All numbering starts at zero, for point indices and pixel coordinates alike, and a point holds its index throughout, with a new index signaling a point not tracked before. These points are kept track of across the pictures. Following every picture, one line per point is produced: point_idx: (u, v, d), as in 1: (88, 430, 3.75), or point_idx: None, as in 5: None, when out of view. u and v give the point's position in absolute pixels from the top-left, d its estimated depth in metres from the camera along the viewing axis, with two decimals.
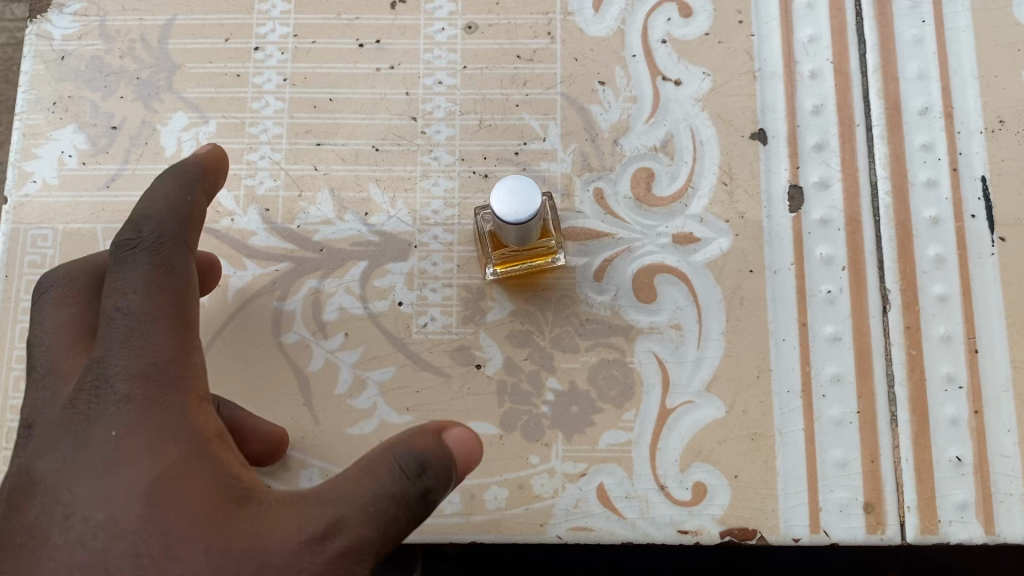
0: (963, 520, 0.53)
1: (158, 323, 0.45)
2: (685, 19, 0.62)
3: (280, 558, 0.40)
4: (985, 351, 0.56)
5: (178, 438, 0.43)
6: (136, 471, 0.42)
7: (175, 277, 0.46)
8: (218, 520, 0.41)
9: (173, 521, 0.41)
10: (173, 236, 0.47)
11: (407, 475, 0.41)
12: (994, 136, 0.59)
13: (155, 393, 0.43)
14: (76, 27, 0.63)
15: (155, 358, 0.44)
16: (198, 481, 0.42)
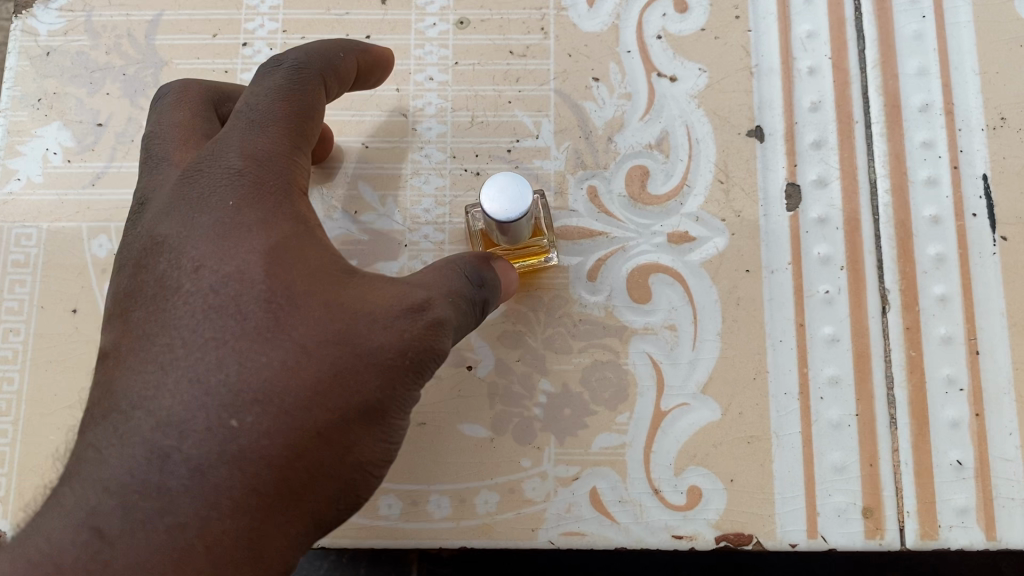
0: (964, 525, 0.52)
1: (280, 132, 0.45)
2: (680, 14, 0.60)
3: (387, 318, 0.42)
4: (987, 352, 0.54)
5: (292, 217, 0.44)
6: (255, 229, 0.42)
7: (305, 98, 0.47)
8: (329, 283, 0.42)
9: (290, 279, 0.42)
10: (317, 76, 0.48)
11: (479, 284, 0.46)
12: (996, 133, 0.58)
13: (266, 180, 0.44)
14: (62, 22, 0.62)
15: (269, 151, 0.44)
16: (311, 257, 0.43)
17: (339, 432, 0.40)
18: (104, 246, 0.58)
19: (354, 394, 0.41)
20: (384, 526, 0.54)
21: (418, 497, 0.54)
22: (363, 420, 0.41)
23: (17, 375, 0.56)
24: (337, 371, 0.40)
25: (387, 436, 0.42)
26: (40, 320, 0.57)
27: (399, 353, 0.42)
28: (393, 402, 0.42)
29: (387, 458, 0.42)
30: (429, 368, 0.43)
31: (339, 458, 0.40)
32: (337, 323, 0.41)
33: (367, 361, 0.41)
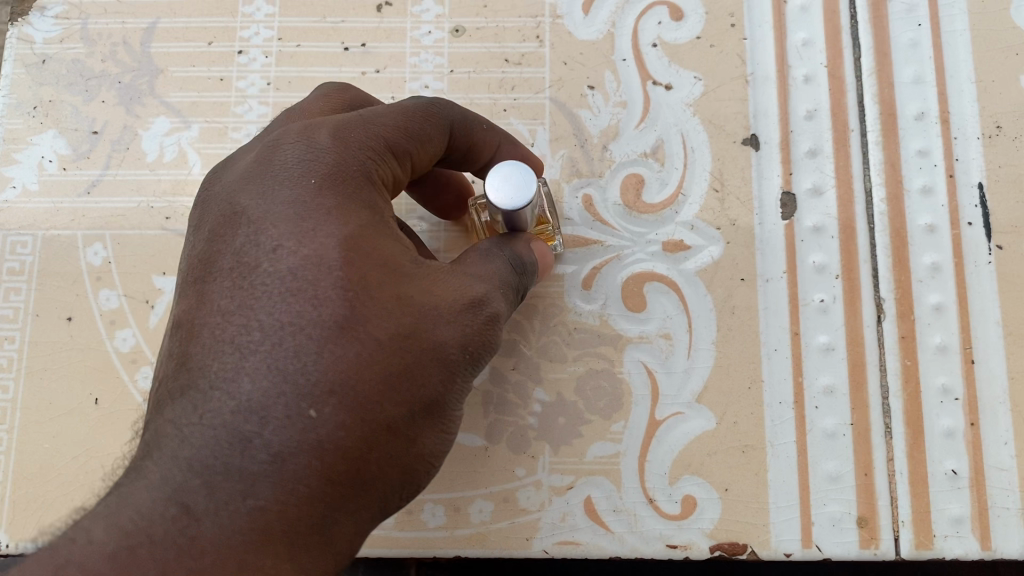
0: (959, 535, 0.52)
1: (388, 133, 0.44)
2: (676, 22, 0.60)
3: (450, 312, 0.42)
4: (982, 361, 0.54)
5: (371, 207, 0.43)
6: (336, 214, 0.41)
7: (429, 119, 0.46)
8: (404, 276, 0.41)
9: (366, 266, 0.41)
10: (445, 109, 0.48)
11: (518, 270, 0.46)
12: (991, 142, 0.58)
13: (356, 169, 0.43)
14: (57, 30, 0.62)
15: (375, 149, 0.44)
16: (383, 246, 0.42)
17: (408, 423, 0.40)
18: (99, 254, 0.58)
19: (423, 386, 0.40)
20: (378, 534, 0.54)
21: (413, 505, 0.54)
22: (429, 412, 0.41)
23: (12, 383, 0.56)
24: (412, 362, 0.40)
25: (446, 427, 0.42)
26: (35, 328, 0.57)
27: (464, 344, 0.41)
28: (453, 392, 0.42)
29: (445, 449, 0.42)
30: (484, 360, 0.43)
31: (406, 449, 0.40)
32: (411, 313, 0.40)
33: (437, 353, 0.41)
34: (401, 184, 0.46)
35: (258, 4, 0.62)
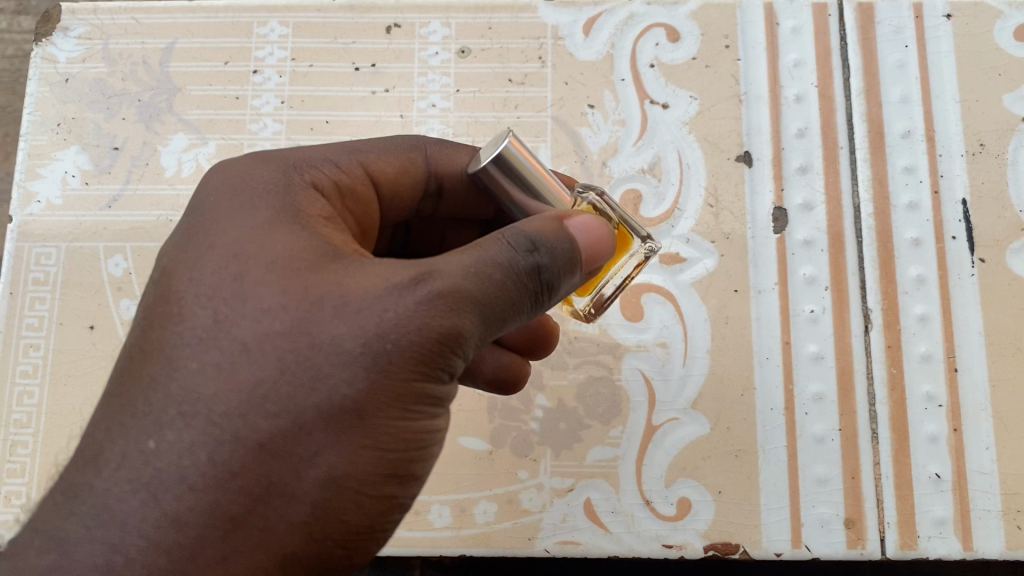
0: (942, 536, 0.54)
1: (337, 153, 0.44)
2: (673, 44, 0.63)
3: (349, 311, 0.35)
4: (965, 370, 0.57)
5: (294, 203, 0.39)
6: (242, 214, 0.39)
7: (389, 143, 0.47)
8: (293, 272, 0.36)
9: (261, 259, 0.37)
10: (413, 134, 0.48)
11: (525, 253, 0.37)
12: (975, 159, 0.60)
13: (283, 175, 0.41)
14: (80, 50, 0.65)
15: (323, 162, 0.43)
16: (298, 236, 0.38)
17: (302, 436, 0.34)
18: (120, 265, 0.61)
19: (319, 393, 0.34)
20: (388, 534, 0.56)
21: (420, 506, 0.56)
22: (332, 425, 0.34)
23: (37, 388, 0.58)
24: (304, 367, 0.35)
25: (367, 441, 0.35)
26: (59, 336, 0.59)
27: (376, 340, 0.34)
28: (373, 399, 0.35)
29: (375, 470, 0.35)
30: (430, 361, 0.35)
31: (302, 468, 0.34)
32: (304, 307, 0.35)
33: (339, 353, 0.34)
34: (367, 203, 0.45)
35: (272, 26, 0.65)
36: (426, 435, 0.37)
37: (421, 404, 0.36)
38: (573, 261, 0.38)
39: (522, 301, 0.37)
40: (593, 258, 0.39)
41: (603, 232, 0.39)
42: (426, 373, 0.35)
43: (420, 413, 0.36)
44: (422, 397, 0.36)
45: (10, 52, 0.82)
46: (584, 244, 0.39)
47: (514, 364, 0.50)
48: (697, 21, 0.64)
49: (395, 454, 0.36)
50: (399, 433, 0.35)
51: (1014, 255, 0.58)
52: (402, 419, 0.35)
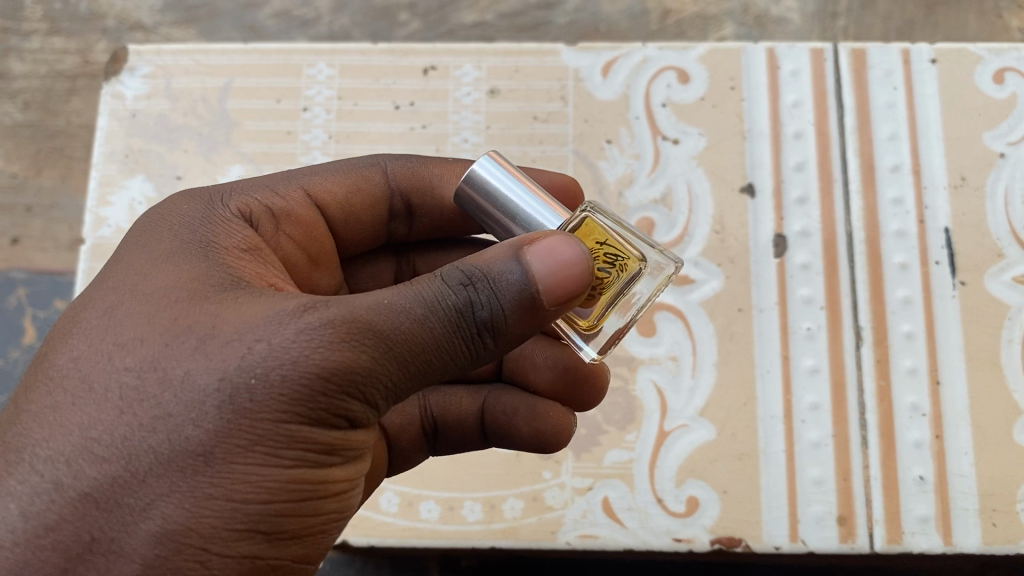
0: (925, 532, 0.60)
1: (277, 182, 0.47)
2: (683, 85, 0.71)
3: (208, 354, 0.34)
4: (947, 383, 0.63)
5: (206, 246, 0.40)
6: (149, 253, 0.40)
7: (338, 167, 0.50)
8: (169, 314, 0.36)
9: (144, 301, 0.37)
10: (368, 158, 0.51)
11: (461, 288, 0.35)
12: (957, 191, 0.67)
13: (208, 218, 0.42)
14: (145, 87, 0.72)
15: (261, 193, 0.46)
16: (194, 276, 0.38)
17: (143, 483, 0.33)
18: None
19: (164, 433, 0.33)
20: (425, 528, 0.62)
21: (454, 503, 0.62)
22: (173, 470, 0.33)
23: None
24: (153, 406, 0.34)
25: (215, 491, 0.33)
26: None
27: (232, 379, 0.33)
28: (226, 444, 0.33)
29: (224, 524, 0.33)
30: (302, 401, 0.34)
31: (134, 518, 0.33)
32: (170, 343, 0.35)
33: (193, 391, 0.33)
34: (312, 228, 0.47)
35: (319, 67, 0.72)
36: (298, 487, 0.35)
37: (290, 451, 0.34)
38: (533, 304, 0.36)
39: (444, 343, 0.35)
40: (561, 293, 0.36)
41: (576, 260, 0.36)
42: (291, 417, 0.34)
43: (287, 464, 0.34)
44: (291, 442, 0.34)
45: (44, 73, 0.85)
46: (547, 274, 0.35)
47: (554, 411, 0.53)
48: (705, 64, 0.71)
49: (252, 507, 0.34)
50: (252, 484, 0.34)
51: (991, 278, 0.65)
52: (262, 466, 0.34)
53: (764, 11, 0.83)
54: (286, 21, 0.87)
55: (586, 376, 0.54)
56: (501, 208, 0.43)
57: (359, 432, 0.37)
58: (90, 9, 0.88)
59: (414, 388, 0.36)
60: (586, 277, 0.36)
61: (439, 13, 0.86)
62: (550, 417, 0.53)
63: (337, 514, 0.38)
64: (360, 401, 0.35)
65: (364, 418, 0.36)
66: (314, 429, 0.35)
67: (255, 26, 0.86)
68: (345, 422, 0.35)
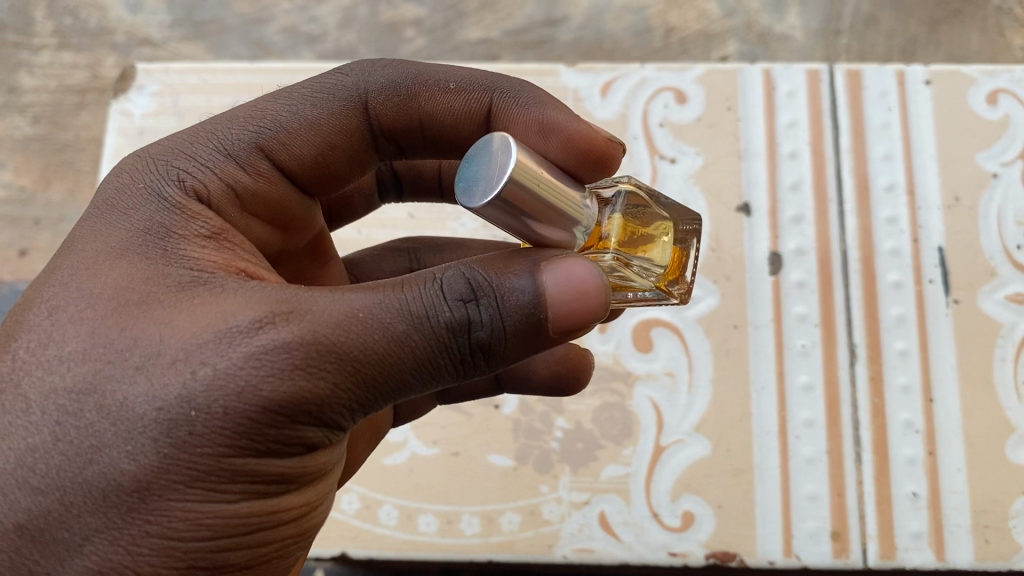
0: (918, 548, 0.61)
1: (232, 145, 0.42)
2: (681, 105, 0.72)
3: (153, 376, 0.33)
4: (940, 400, 0.63)
5: (160, 231, 0.38)
6: (100, 236, 0.37)
7: (311, 113, 0.44)
8: (114, 323, 0.34)
9: (92, 302, 0.35)
10: (343, 97, 0.44)
11: (460, 303, 0.34)
12: (950, 211, 0.68)
13: (164, 194, 0.39)
14: (152, 105, 0.75)
15: (217, 167, 0.41)
16: (145, 269, 0.36)
17: (80, 517, 0.32)
18: None
19: (99, 465, 0.32)
20: (423, 541, 0.63)
21: (452, 516, 0.63)
22: (108, 506, 0.32)
23: None
24: (91, 436, 0.33)
25: (153, 528, 0.33)
26: None
27: (173, 409, 0.32)
28: (165, 478, 0.32)
29: (162, 563, 0.33)
30: (249, 433, 0.33)
31: (70, 554, 0.32)
32: (111, 360, 0.33)
33: (132, 420, 0.32)
34: (282, 201, 0.44)
35: None
36: (246, 520, 0.35)
37: (234, 485, 0.34)
38: (537, 332, 0.35)
39: (421, 365, 0.34)
40: (578, 317, 0.35)
41: (592, 284, 0.35)
42: (236, 451, 0.33)
43: (230, 499, 0.34)
44: (235, 476, 0.34)
45: (53, 87, 0.87)
46: (563, 302, 0.35)
47: (572, 350, 0.54)
48: (702, 84, 0.72)
49: (194, 545, 0.34)
50: (193, 521, 0.33)
51: (984, 297, 0.65)
52: (203, 502, 0.33)
53: (766, 29, 0.84)
54: (293, 37, 0.88)
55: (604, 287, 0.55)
56: (540, 204, 0.35)
57: (317, 456, 0.37)
58: (100, 24, 0.89)
59: (381, 408, 0.35)
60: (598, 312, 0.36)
61: (444, 30, 0.87)
62: (568, 356, 0.54)
63: (293, 539, 0.38)
64: (316, 427, 0.34)
65: (322, 441, 0.35)
66: (262, 458, 0.34)
67: (262, 41, 0.88)
68: (301, 448, 0.35)
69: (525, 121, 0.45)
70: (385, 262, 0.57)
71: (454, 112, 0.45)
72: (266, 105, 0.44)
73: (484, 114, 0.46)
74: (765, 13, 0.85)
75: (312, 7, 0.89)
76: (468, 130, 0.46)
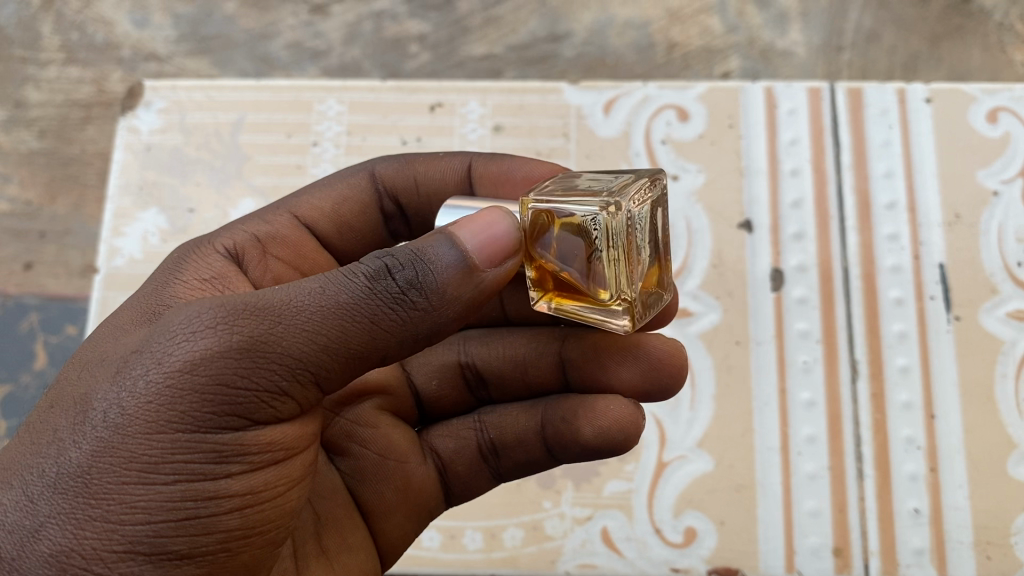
0: (920, 564, 0.61)
1: (266, 212, 0.49)
2: (682, 123, 0.73)
3: (110, 373, 0.34)
4: (942, 417, 0.64)
5: (169, 283, 0.42)
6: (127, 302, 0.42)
7: (329, 184, 0.51)
8: (101, 351, 0.37)
9: (95, 342, 0.39)
10: (357, 171, 0.52)
11: (373, 259, 0.35)
12: (951, 228, 0.68)
13: (190, 251, 0.44)
14: (160, 122, 0.76)
15: (249, 225, 0.48)
16: (143, 312, 0.39)
17: (30, 510, 0.33)
18: None
19: (52, 457, 0.33)
20: (426, 556, 0.63)
21: (455, 531, 0.63)
22: (54, 494, 0.33)
23: None
24: (50, 435, 0.34)
25: (95, 513, 0.33)
26: None
27: (114, 395, 0.33)
28: (103, 461, 0.33)
29: (103, 545, 0.32)
30: (174, 400, 0.33)
31: (21, 547, 0.32)
32: (85, 373, 0.36)
33: (82, 412, 0.34)
34: (302, 245, 0.48)
35: (330, 103, 0.75)
36: (186, 502, 0.33)
37: (166, 465, 0.33)
38: (467, 268, 0.35)
39: (342, 318, 0.34)
40: (490, 254, 0.36)
41: (498, 222, 0.38)
42: (167, 424, 0.33)
43: (167, 479, 0.33)
44: (166, 453, 0.33)
45: (60, 101, 0.88)
46: (476, 238, 0.36)
47: (616, 409, 0.46)
48: (704, 102, 0.73)
49: (135, 529, 0.33)
50: (132, 503, 0.33)
51: (986, 314, 0.66)
52: (140, 482, 0.33)
53: (769, 45, 0.85)
54: (298, 52, 0.89)
55: (644, 355, 0.47)
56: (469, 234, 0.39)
57: (260, 432, 0.35)
58: (106, 40, 0.90)
59: (323, 369, 0.34)
60: (513, 251, 0.38)
61: (448, 45, 0.88)
62: (610, 413, 0.45)
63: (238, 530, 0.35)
64: (249, 389, 0.33)
65: (262, 411, 0.34)
66: (197, 431, 0.33)
67: (267, 56, 0.89)
68: (237, 417, 0.34)
69: (497, 171, 0.50)
70: (435, 350, 0.52)
71: (440, 167, 0.51)
72: (299, 192, 0.52)
73: (467, 170, 0.51)
74: (767, 29, 0.86)
75: (317, 23, 0.90)
76: (455, 186, 0.51)
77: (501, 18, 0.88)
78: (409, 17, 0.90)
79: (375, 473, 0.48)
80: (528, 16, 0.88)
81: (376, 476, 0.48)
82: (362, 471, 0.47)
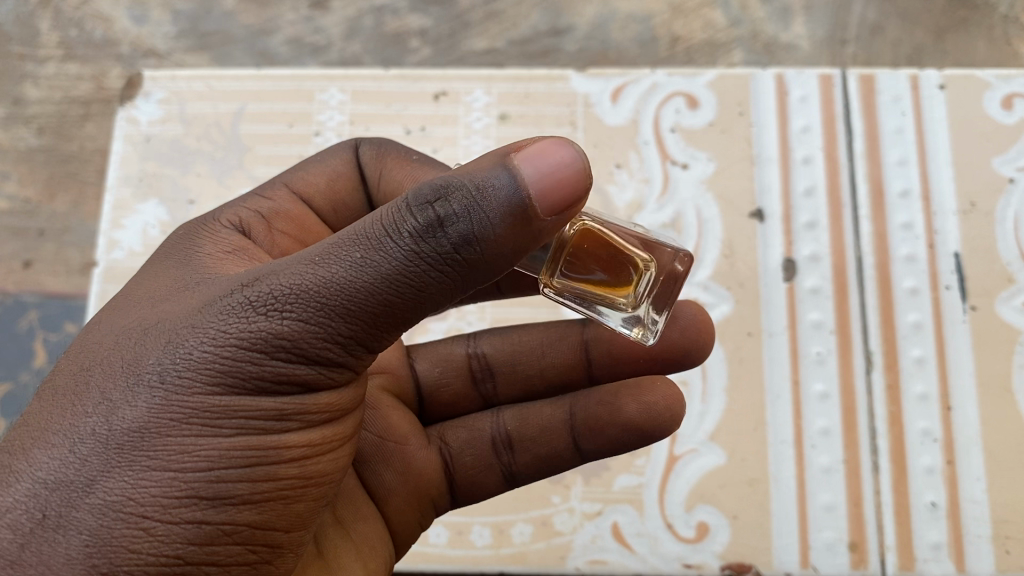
0: (937, 559, 0.59)
1: (262, 188, 0.48)
2: (692, 110, 0.71)
3: (162, 337, 0.34)
4: (958, 408, 0.62)
5: (187, 252, 0.41)
6: (140, 274, 0.42)
7: (322, 161, 0.50)
8: (140, 317, 0.36)
9: (125, 307, 0.38)
10: (343, 146, 0.51)
11: (425, 208, 0.32)
12: (966, 216, 0.67)
13: (200, 228, 0.44)
14: (159, 112, 0.74)
15: (249, 201, 0.47)
16: (173, 279, 0.39)
17: (80, 465, 0.32)
18: None
19: (105, 413, 0.32)
20: (434, 552, 0.62)
21: (462, 527, 0.62)
22: (109, 450, 0.32)
23: None
24: (100, 394, 0.33)
25: (152, 463, 0.32)
26: None
27: (171, 354, 0.33)
28: (160, 417, 0.32)
29: (165, 493, 0.32)
30: (238, 366, 0.33)
31: (76, 497, 0.31)
32: (127, 335, 0.35)
33: (135, 373, 0.33)
34: (302, 220, 0.47)
35: (332, 93, 0.74)
36: (247, 455, 0.33)
37: (228, 421, 0.33)
38: (525, 213, 0.32)
39: (397, 282, 0.32)
40: (555, 195, 0.32)
41: (558, 155, 0.32)
42: (228, 385, 0.33)
43: (229, 432, 0.33)
44: (227, 410, 0.33)
45: (58, 98, 0.87)
46: (540, 180, 0.32)
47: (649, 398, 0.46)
48: (714, 89, 0.72)
49: (193, 476, 0.32)
50: (192, 453, 0.32)
51: (1002, 303, 0.64)
52: (201, 436, 0.32)
53: (773, 38, 0.84)
54: (298, 48, 0.87)
55: (681, 316, 0.46)
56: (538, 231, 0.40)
57: (319, 395, 0.35)
58: (105, 36, 0.89)
59: (376, 337, 0.34)
60: (573, 180, 0.33)
61: (448, 40, 0.87)
62: (645, 404, 0.46)
63: (297, 481, 0.35)
64: (309, 355, 0.33)
65: (321, 380, 0.34)
66: (256, 392, 0.33)
67: (267, 51, 0.87)
68: (297, 377, 0.33)
69: None
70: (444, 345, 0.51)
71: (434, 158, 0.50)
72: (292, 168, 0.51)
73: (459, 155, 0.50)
74: (772, 21, 0.84)
75: (318, 18, 0.89)
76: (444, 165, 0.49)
77: (503, 12, 0.87)
78: (410, 11, 0.88)
79: (374, 455, 0.46)
80: (529, 10, 0.87)
81: (375, 459, 0.46)
82: (361, 453, 0.46)
